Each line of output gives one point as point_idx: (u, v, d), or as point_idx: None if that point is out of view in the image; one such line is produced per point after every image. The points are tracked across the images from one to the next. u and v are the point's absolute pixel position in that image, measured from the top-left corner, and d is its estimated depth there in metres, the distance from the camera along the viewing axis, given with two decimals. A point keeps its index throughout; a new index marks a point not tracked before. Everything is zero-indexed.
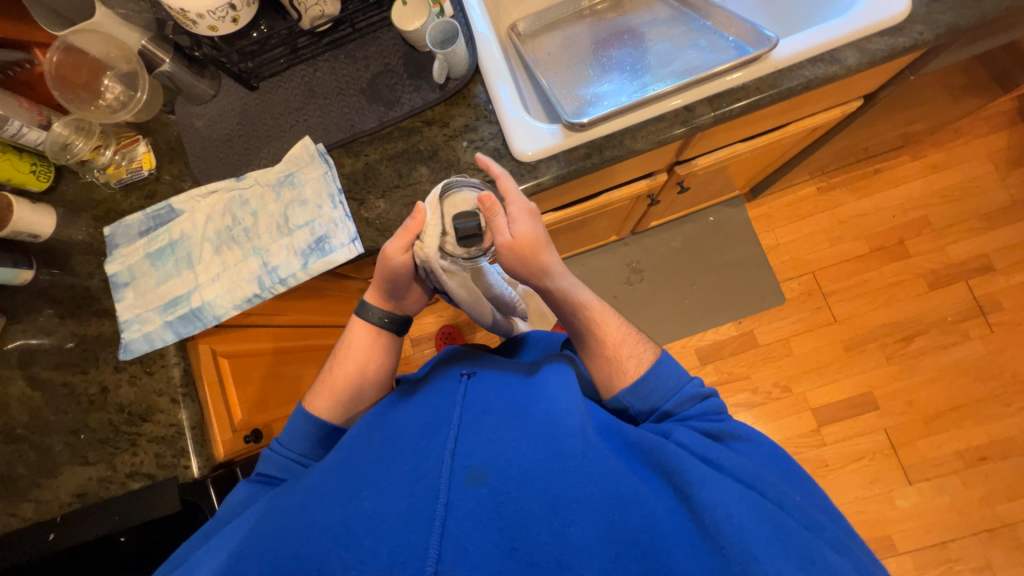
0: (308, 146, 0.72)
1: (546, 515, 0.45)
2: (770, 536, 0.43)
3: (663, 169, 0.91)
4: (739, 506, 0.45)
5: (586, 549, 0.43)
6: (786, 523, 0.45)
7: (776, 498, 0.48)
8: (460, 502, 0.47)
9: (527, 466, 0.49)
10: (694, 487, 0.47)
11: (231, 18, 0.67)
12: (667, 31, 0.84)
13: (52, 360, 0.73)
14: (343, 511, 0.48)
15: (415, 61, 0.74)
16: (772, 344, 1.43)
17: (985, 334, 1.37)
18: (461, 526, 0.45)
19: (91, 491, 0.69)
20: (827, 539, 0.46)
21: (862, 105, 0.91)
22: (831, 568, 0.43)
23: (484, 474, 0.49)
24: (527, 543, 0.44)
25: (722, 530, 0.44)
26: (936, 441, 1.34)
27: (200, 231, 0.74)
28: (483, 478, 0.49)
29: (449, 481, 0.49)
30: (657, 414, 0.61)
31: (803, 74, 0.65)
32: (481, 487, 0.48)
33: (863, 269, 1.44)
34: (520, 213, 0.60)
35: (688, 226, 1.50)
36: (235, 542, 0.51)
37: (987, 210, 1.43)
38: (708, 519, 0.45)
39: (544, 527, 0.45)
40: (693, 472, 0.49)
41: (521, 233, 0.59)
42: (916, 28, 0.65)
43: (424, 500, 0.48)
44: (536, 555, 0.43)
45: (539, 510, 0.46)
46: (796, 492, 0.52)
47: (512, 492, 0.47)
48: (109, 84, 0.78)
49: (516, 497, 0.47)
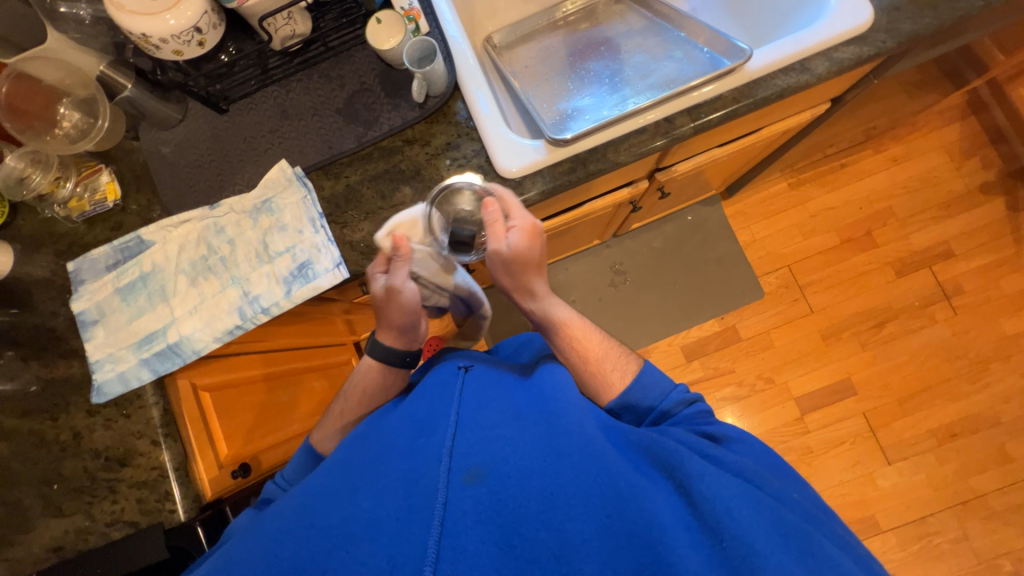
0: (284, 169, 0.69)
1: (545, 511, 0.45)
2: (772, 529, 0.43)
3: (644, 176, 0.92)
4: (740, 500, 0.45)
5: (585, 544, 0.43)
6: (788, 518, 0.45)
7: (776, 491, 0.49)
8: (458, 501, 0.46)
9: (526, 463, 0.48)
10: (695, 481, 0.47)
11: (198, 41, 0.64)
12: (642, 42, 0.85)
13: (18, 407, 0.69)
14: (342, 513, 0.47)
15: (393, 79, 0.72)
16: (754, 338, 1.47)
17: (949, 316, 1.45)
18: (459, 525, 0.44)
19: (68, 544, 0.66)
20: (830, 532, 0.47)
21: (831, 107, 0.94)
22: (832, 558, 0.43)
23: (483, 472, 0.48)
24: (525, 539, 0.43)
25: (723, 522, 0.44)
26: (910, 421, 1.40)
27: (173, 262, 0.70)
28: (481, 477, 0.48)
29: (446, 481, 0.48)
30: (656, 413, 0.61)
31: (776, 83, 0.67)
32: (478, 485, 0.47)
33: (835, 260, 1.50)
34: (519, 228, 0.61)
35: (667, 227, 1.53)
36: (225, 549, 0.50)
37: (945, 199, 1.51)
38: (710, 514, 0.45)
39: (544, 523, 0.44)
40: (692, 465, 0.49)
41: (517, 246, 0.60)
42: (879, 36, 0.68)
43: (421, 501, 0.47)
44: (534, 551, 0.43)
45: (540, 508, 0.45)
46: (793, 487, 0.52)
47: (511, 489, 0.46)
48: (65, 113, 0.73)
49: (515, 495, 0.46)
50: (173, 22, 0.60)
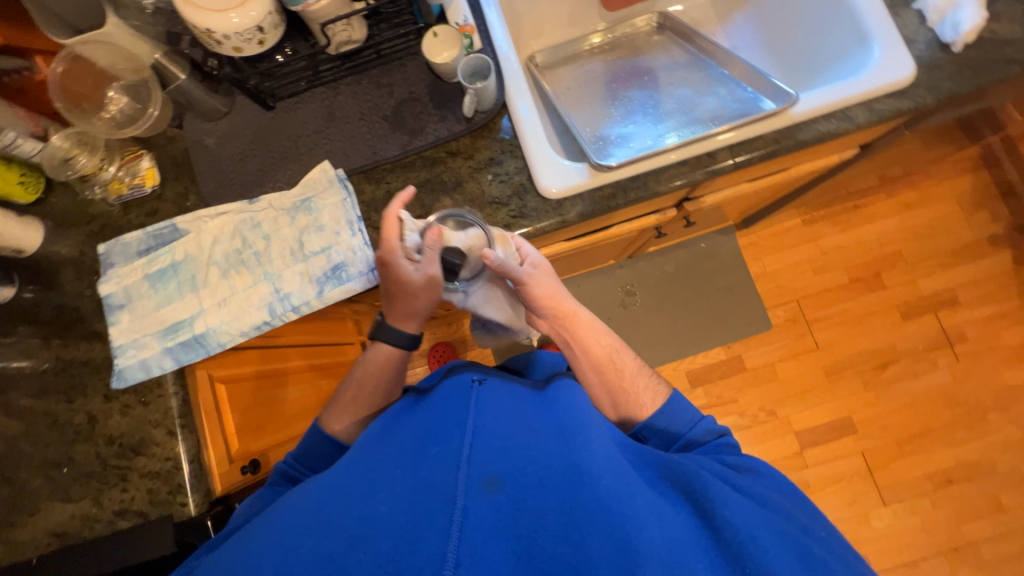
0: (326, 171, 0.70)
1: (564, 525, 0.44)
2: (794, 559, 0.44)
3: (672, 204, 0.92)
4: (763, 529, 0.45)
5: (605, 560, 0.42)
6: (812, 550, 0.45)
7: (800, 523, 0.49)
8: (476, 508, 0.45)
9: (544, 476, 0.48)
10: (717, 506, 0.47)
11: (258, 40, 0.65)
12: (685, 75, 0.87)
13: (34, 386, 0.68)
14: (359, 513, 0.46)
15: (441, 91, 0.73)
16: (759, 369, 1.48)
17: (952, 363, 1.46)
18: (476, 532, 0.43)
19: (73, 531, 0.65)
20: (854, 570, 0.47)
21: (858, 153, 0.96)
22: None
23: (501, 482, 0.48)
24: (544, 552, 0.43)
25: (746, 548, 0.44)
26: (908, 464, 1.41)
27: (206, 253, 0.70)
28: (498, 485, 0.47)
29: (464, 488, 0.47)
30: (681, 441, 0.60)
31: (816, 127, 0.69)
32: (497, 494, 0.47)
33: (844, 298, 1.52)
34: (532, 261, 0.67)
35: (681, 252, 1.54)
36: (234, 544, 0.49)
37: (954, 247, 1.54)
38: (732, 538, 0.45)
39: (563, 537, 0.44)
40: (716, 491, 0.48)
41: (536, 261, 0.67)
42: (919, 92, 0.70)
43: (438, 505, 0.46)
44: (552, 564, 0.42)
45: (559, 522, 0.45)
46: (819, 523, 0.52)
47: (530, 501, 0.46)
48: (113, 96, 0.74)
49: (534, 507, 0.46)
50: (236, 20, 0.61)
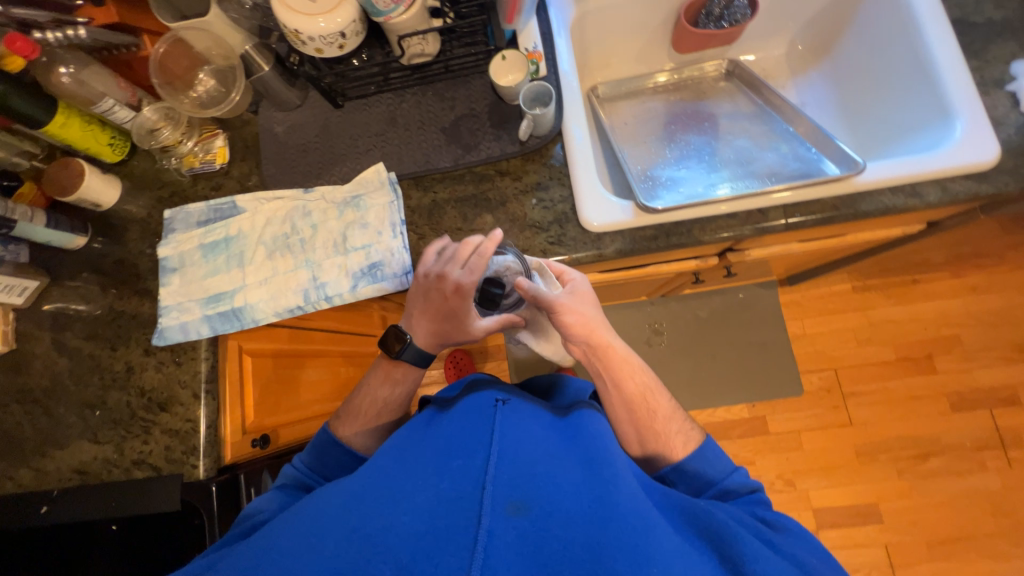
0: (379, 173, 0.73)
1: (590, 562, 0.44)
2: None
3: (715, 253, 0.90)
4: None
5: None
6: None
7: None
8: (501, 531, 0.45)
9: (570, 507, 0.48)
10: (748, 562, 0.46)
11: (338, 44, 0.69)
12: (747, 126, 0.85)
13: (86, 329, 0.74)
14: (384, 521, 0.47)
15: (501, 111, 0.75)
16: (783, 435, 1.41)
17: (1003, 467, 1.34)
18: (500, 557, 0.43)
19: (93, 471, 0.69)
20: None
21: (925, 229, 0.90)
22: None
23: (525, 505, 0.47)
24: None
25: None
26: (936, 568, 1.29)
27: (257, 232, 0.74)
28: (523, 509, 0.47)
29: (488, 508, 0.46)
30: (712, 489, 0.59)
31: (882, 200, 0.66)
32: (522, 518, 0.46)
33: (887, 376, 1.42)
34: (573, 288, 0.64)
35: (716, 299, 1.49)
36: (263, 536, 0.51)
37: (1021, 342, 1.41)
38: None
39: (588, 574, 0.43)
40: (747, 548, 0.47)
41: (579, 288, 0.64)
42: (1002, 178, 0.65)
43: (463, 523, 0.46)
44: None
45: (586, 558, 0.44)
46: None
47: (555, 531, 0.46)
48: (203, 78, 0.80)
49: (560, 537, 0.45)
50: (322, 24, 0.65)
